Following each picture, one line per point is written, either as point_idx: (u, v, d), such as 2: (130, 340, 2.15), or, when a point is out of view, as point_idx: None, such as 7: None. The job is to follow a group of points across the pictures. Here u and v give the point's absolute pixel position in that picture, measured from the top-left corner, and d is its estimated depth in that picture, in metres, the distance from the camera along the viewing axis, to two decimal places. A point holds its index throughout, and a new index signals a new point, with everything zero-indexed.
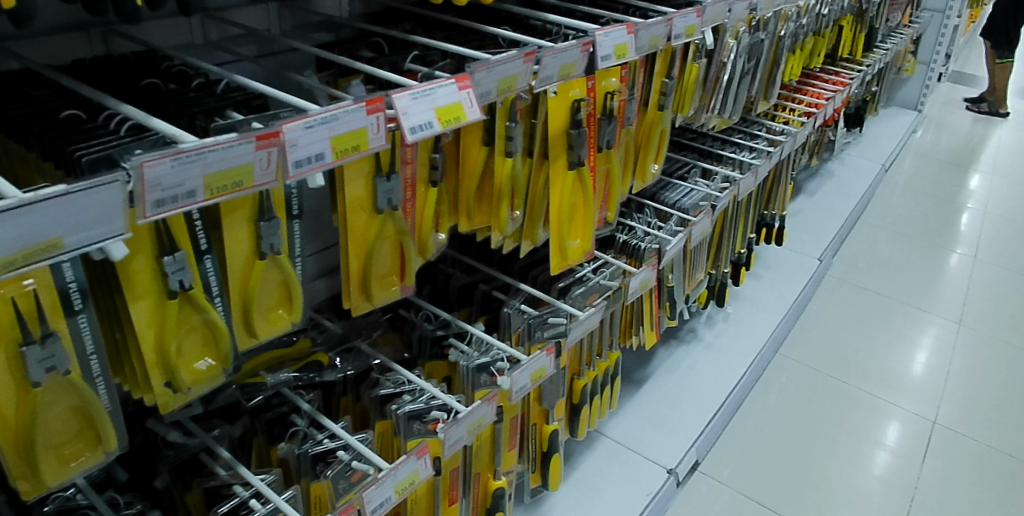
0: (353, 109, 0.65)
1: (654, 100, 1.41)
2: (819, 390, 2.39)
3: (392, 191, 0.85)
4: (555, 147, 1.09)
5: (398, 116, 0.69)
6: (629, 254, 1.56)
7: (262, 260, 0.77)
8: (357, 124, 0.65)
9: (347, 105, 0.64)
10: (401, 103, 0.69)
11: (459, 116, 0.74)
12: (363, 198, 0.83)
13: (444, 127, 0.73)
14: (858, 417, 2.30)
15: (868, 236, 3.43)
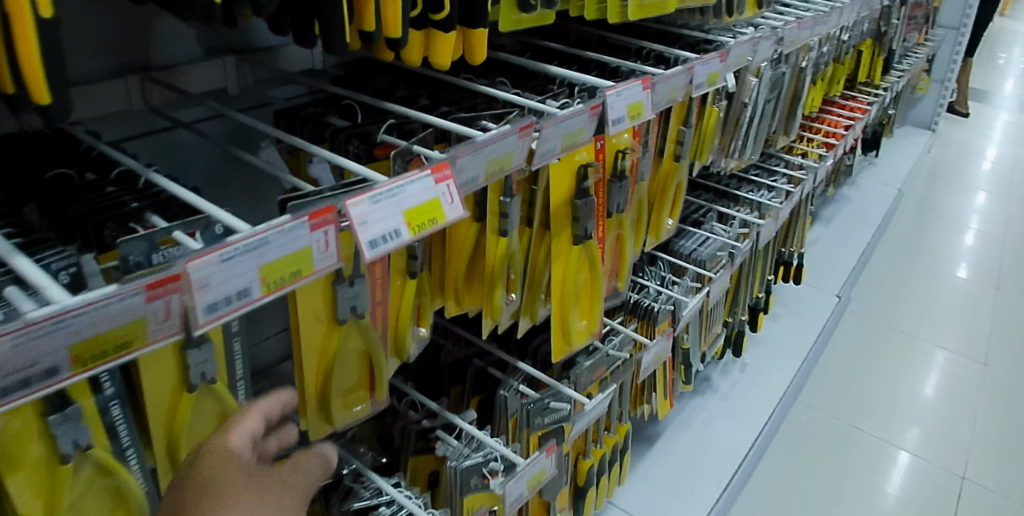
0: (292, 227, 0.49)
1: (670, 150, 1.26)
2: (836, 440, 2.22)
3: (358, 295, 0.70)
4: (557, 219, 0.93)
5: (353, 227, 0.53)
6: (642, 316, 1.39)
7: (191, 393, 0.63)
8: (296, 245, 0.50)
9: (283, 223, 0.49)
10: (359, 211, 0.53)
11: (436, 217, 0.59)
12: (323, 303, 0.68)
13: (416, 234, 0.57)
14: (883, 472, 2.12)
15: (887, 263, 3.22)
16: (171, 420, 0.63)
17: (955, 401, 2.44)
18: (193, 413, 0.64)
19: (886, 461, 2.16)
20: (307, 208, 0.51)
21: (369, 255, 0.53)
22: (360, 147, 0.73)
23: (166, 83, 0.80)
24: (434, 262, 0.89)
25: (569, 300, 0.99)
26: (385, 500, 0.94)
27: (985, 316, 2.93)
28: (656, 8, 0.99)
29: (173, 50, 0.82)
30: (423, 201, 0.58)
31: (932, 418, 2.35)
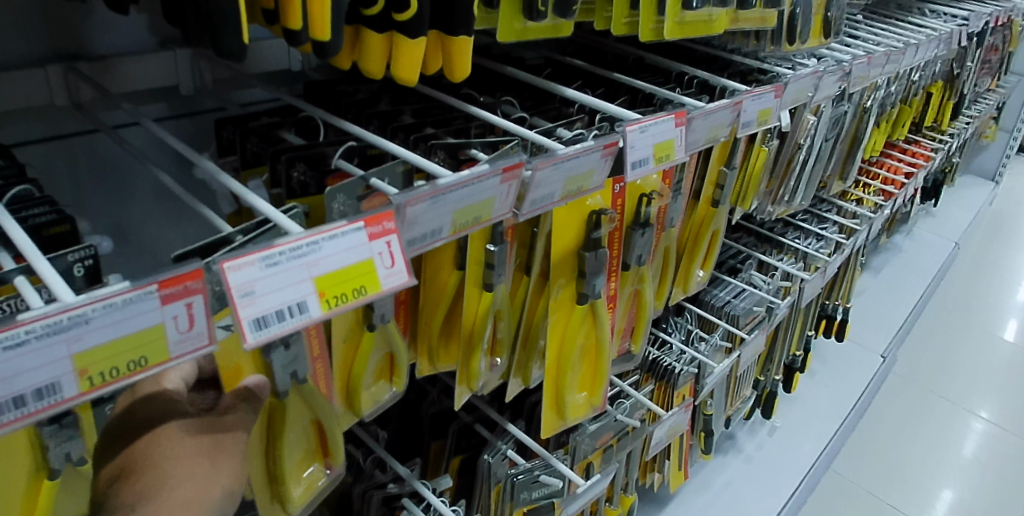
0: (135, 299, 0.34)
1: (708, 194, 1.09)
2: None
3: (300, 361, 0.56)
4: (559, 272, 0.77)
5: (231, 302, 0.37)
6: (660, 376, 1.21)
7: (52, 479, 0.48)
8: (138, 325, 0.35)
9: (113, 296, 0.34)
10: (242, 277, 0.37)
11: (366, 285, 0.43)
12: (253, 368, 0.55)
13: (329, 311, 0.40)
14: None
15: (941, 321, 2.93)
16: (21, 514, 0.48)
17: (1009, 486, 2.17)
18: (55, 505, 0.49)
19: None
20: (163, 271, 0.36)
21: (249, 343, 0.37)
22: (307, 174, 0.59)
23: (96, 80, 0.68)
24: (410, 310, 0.74)
25: (566, 370, 0.82)
26: None
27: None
28: (701, 25, 0.83)
29: (113, 39, 0.72)
30: (350, 263, 0.42)
31: (981, 502, 2.10)
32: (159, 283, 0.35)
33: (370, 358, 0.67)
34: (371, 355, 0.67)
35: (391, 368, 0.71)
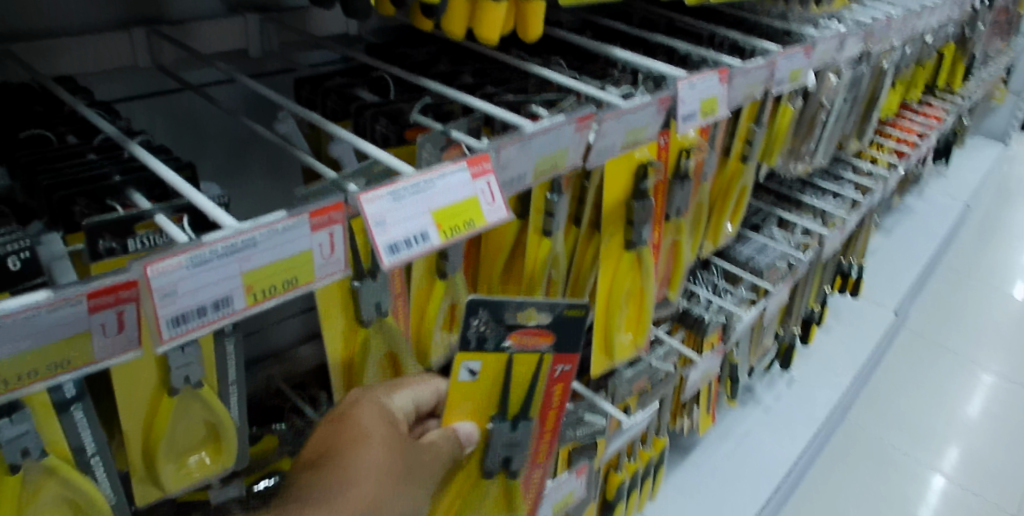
0: (289, 226, 0.40)
1: (738, 149, 1.14)
2: (882, 465, 2.06)
3: (382, 292, 0.60)
4: (610, 222, 0.83)
5: (366, 229, 0.42)
6: (690, 326, 1.27)
7: (173, 396, 0.55)
8: (291, 249, 0.40)
9: (275, 222, 0.39)
10: (374, 208, 0.43)
11: (472, 219, 0.48)
12: (339, 305, 0.60)
13: (446, 239, 0.46)
14: (928, 500, 1.98)
15: (950, 280, 2.98)
16: (148, 424, 0.56)
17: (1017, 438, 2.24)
18: (174, 418, 0.56)
19: (924, 486, 2.01)
20: (311, 204, 0.41)
21: (387, 264, 0.42)
22: (388, 127, 0.63)
23: (178, 40, 0.72)
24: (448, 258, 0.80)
25: (613, 313, 0.88)
26: None
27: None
28: None
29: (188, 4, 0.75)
30: (457, 200, 0.48)
31: (989, 452, 2.17)
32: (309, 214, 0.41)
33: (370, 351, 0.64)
34: (439, 306, 0.69)
35: (452, 316, 0.72)
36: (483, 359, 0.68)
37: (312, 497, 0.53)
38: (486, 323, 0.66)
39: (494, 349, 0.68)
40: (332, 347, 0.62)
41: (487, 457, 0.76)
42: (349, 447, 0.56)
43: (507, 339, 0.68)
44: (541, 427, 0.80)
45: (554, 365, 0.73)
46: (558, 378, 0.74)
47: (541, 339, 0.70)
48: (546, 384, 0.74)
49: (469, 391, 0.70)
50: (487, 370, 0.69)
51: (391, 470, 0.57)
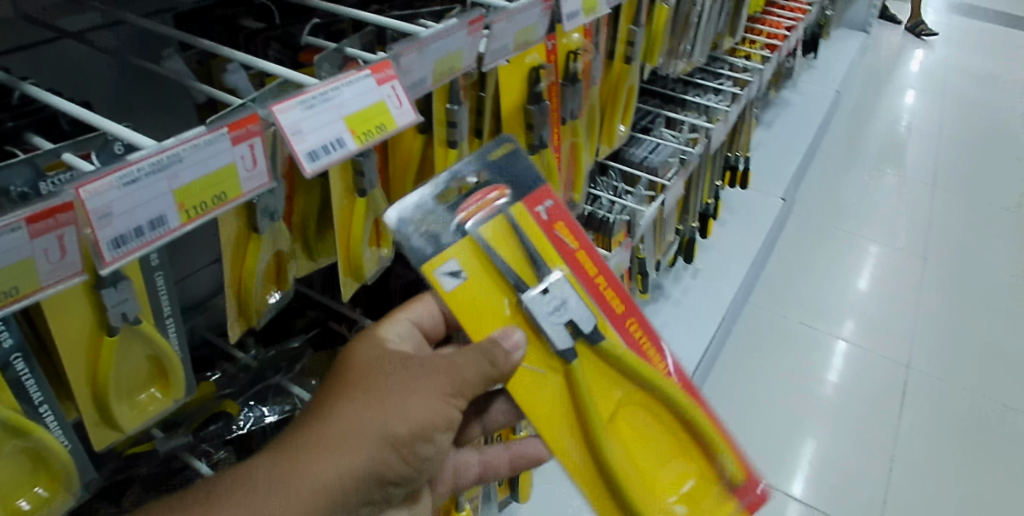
0: (212, 140, 0.42)
1: (621, 52, 1.19)
2: (783, 337, 2.25)
3: (276, 202, 0.65)
4: (510, 128, 0.86)
5: (285, 138, 0.45)
6: (596, 227, 1.38)
7: (113, 336, 0.57)
8: (219, 162, 0.43)
9: (197, 137, 0.41)
10: (289, 119, 0.45)
11: (383, 122, 0.51)
12: (235, 218, 0.63)
13: (362, 144, 0.49)
14: (826, 360, 2.18)
15: (829, 163, 3.20)
16: (93, 368, 0.57)
17: (897, 294, 2.47)
18: (117, 357, 0.58)
19: (825, 352, 2.21)
20: (226, 118, 0.43)
21: (310, 170, 0.45)
22: (282, 52, 0.66)
23: None
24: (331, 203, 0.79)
25: None
26: None
27: (930, 209, 2.93)
28: None
29: None
30: (366, 106, 0.50)
31: (875, 311, 2.39)
32: (227, 128, 0.43)
33: (259, 261, 0.66)
34: (364, 223, 0.74)
35: (377, 235, 0.78)
36: (455, 250, 0.66)
37: (305, 430, 0.57)
38: (427, 220, 0.66)
39: (457, 237, 0.66)
40: (226, 249, 0.63)
41: (549, 336, 0.66)
42: (340, 385, 0.60)
43: (460, 217, 0.67)
44: (595, 289, 0.72)
45: (530, 210, 0.70)
46: (549, 218, 0.71)
47: (496, 193, 0.69)
48: (543, 232, 0.70)
49: (471, 297, 0.66)
50: (468, 263, 0.66)
51: (394, 393, 0.59)
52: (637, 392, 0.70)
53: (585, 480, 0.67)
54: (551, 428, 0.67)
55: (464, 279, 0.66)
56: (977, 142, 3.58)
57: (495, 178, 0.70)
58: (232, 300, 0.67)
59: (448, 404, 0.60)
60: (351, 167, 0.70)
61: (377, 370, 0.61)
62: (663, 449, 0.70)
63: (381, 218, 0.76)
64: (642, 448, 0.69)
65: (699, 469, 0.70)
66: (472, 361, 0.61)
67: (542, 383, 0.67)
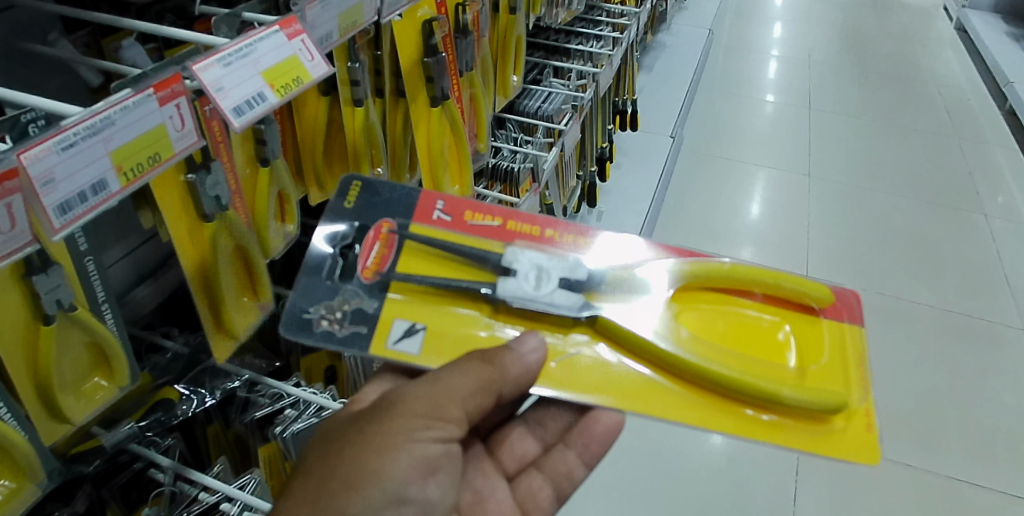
0: (138, 101, 0.45)
1: (505, 2, 1.23)
2: None
3: (218, 183, 0.63)
4: (411, 83, 0.88)
5: (208, 93, 0.48)
6: (501, 179, 1.41)
7: (50, 325, 0.55)
8: (149, 122, 0.46)
9: (124, 100, 0.44)
10: (210, 75, 0.48)
11: (299, 75, 0.55)
12: (175, 201, 0.60)
13: (282, 96, 0.53)
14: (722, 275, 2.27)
15: (710, 98, 3.34)
16: (33, 361, 0.56)
17: (791, 208, 2.57)
18: (57, 348, 0.57)
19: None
20: (150, 81, 0.47)
21: (239, 124, 0.49)
22: (177, 22, 0.68)
23: None
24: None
25: (439, 169, 0.94)
26: (286, 403, 0.88)
27: (808, 129, 3.12)
28: None
29: None
30: (281, 60, 0.55)
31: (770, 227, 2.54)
32: (152, 90, 0.47)
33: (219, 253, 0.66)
34: (269, 194, 0.72)
35: (283, 210, 0.77)
36: (390, 314, 0.66)
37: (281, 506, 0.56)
38: (339, 301, 0.67)
39: (381, 303, 0.67)
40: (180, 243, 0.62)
41: (557, 305, 0.66)
42: (312, 454, 0.60)
43: (361, 279, 0.68)
44: (539, 237, 0.71)
45: (425, 225, 0.71)
46: (453, 218, 0.72)
47: (382, 236, 0.69)
48: (458, 233, 0.71)
49: (440, 340, 0.66)
50: (409, 312, 0.67)
51: (362, 453, 0.57)
52: (685, 305, 0.69)
53: (720, 411, 0.63)
54: (647, 399, 0.63)
55: (421, 331, 0.66)
56: (841, 64, 3.82)
57: (371, 219, 0.71)
58: (201, 305, 0.66)
59: (430, 436, 0.59)
60: (253, 135, 0.69)
61: (343, 431, 0.60)
62: (753, 333, 0.68)
63: (286, 190, 0.75)
64: (740, 346, 0.67)
65: (789, 320, 0.69)
66: (457, 377, 0.60)
67: (574, 363, 0.66)
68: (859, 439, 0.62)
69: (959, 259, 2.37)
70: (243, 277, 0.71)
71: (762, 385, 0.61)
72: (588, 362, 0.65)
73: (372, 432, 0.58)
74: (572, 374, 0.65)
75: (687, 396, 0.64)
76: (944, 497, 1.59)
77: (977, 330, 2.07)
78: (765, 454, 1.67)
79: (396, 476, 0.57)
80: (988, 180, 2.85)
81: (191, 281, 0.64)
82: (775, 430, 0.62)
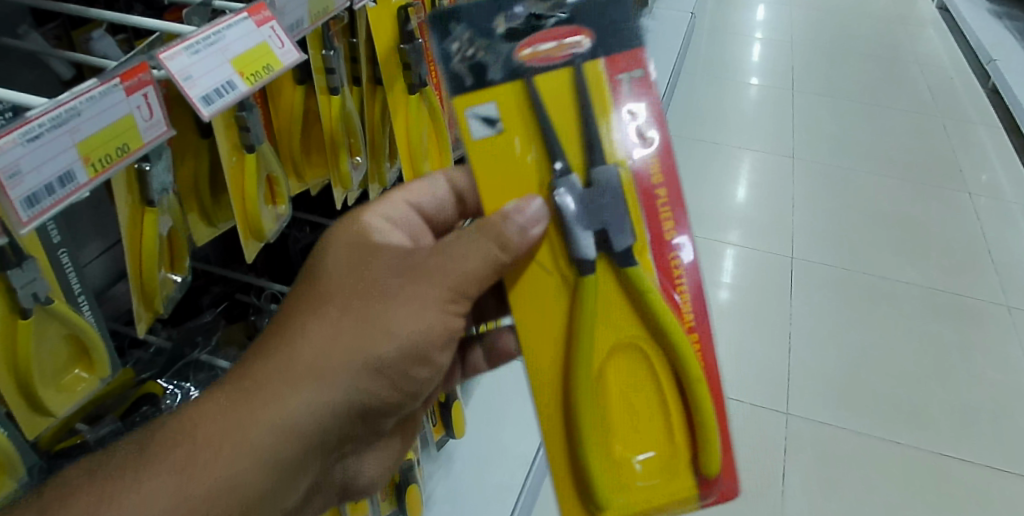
0: (104, 92, 0.46)
1: None
2: None
3: (165, 172, 0.64)
4: (388, 70, 0.88)
5: (176, 83, 0.49)
6: None
7: (27, 319, 0.55)
8: (115, 112, 0.46)
9: (90, 90, 0.44)
10: (178, 64, 0.49)
11: (269, 63, 0.56)
12: (125, 187, 0.61)
13: (251, 84, 0.54)
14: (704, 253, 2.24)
15: (693, 82, 3.33)
16: (12, 355, 0.55)
17: (777, 191, 2.57)
18: (36, 342, 0.56)
19: (716, 257, 2.23)
20: (116, 70, 0.47)
21: (208, 112, 0.50)
22: (146, 12, 0.68)
23: None
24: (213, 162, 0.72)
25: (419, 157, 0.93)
26: None
27: (792, 111, 3.12)
28: None
29: None
30: (249, 48, 0.55)
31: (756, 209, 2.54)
32: (119, 79, 0.47)
33: (159, 240, 0.65)
34: (258, 181, 0.72)
35: (273, 192, 0.77)
36: (498, 93, 0.61)
37: (304, 329, 0.58)
38: (478, 44, 0.62)
39: (501, 79, 0.61)
40: (123, 229, 0.62)
41: (573, 237, 0.61)
42: (332, 281, 0.60)
43: (516, 51, 0.62)
44: (648, 193, 0.63)
45: (607, 77, 0.62)
46: (626, 96, 0.62)
47: (570, 39, 0.62)
48: (610, 110, 0.62)
49: (498, 147, 0.61)
50: (507, 103, 0.61)
51: (368, 329, 0.58)
52: (646, 357, 0.64)
53: (544, 417, 0.63)
54: (539, 354, 0.62)
55: (497, 128, 0.61)
56: (823, 46, 3.81)
57: (575, 27, 0.62)
58: (137, 296, 0.65)
59: (445, 312, 0.59)
60: (235, 122, 0.69)
61: (354, 292, 0.58)
62: (652, 425, 0.64)
63: (275, 173, 0.74)
64: (628, 420, 0.64)
65: (676, 454, 0.64)
66: (478, 249, 0.57)
67: (547, 284, 0.62)
68: None
69: (943, 237, 2.39)
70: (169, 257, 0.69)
71: (586, 458, 0.62)
72: (537, 305, 0.62)
73: (398, 289, 0.58)
74: (529, 294, 0.62)
75: (547, 409, 0.63)
76: (931, 472, 1.62)
77: (963, 308, 2.09)
78: (753, 435, 1.69)
79: (402, 349, 0.58)
80: (972, 159, 2.87)
81: (129, 268, 0.63)
82: (563, 486, 0.63)
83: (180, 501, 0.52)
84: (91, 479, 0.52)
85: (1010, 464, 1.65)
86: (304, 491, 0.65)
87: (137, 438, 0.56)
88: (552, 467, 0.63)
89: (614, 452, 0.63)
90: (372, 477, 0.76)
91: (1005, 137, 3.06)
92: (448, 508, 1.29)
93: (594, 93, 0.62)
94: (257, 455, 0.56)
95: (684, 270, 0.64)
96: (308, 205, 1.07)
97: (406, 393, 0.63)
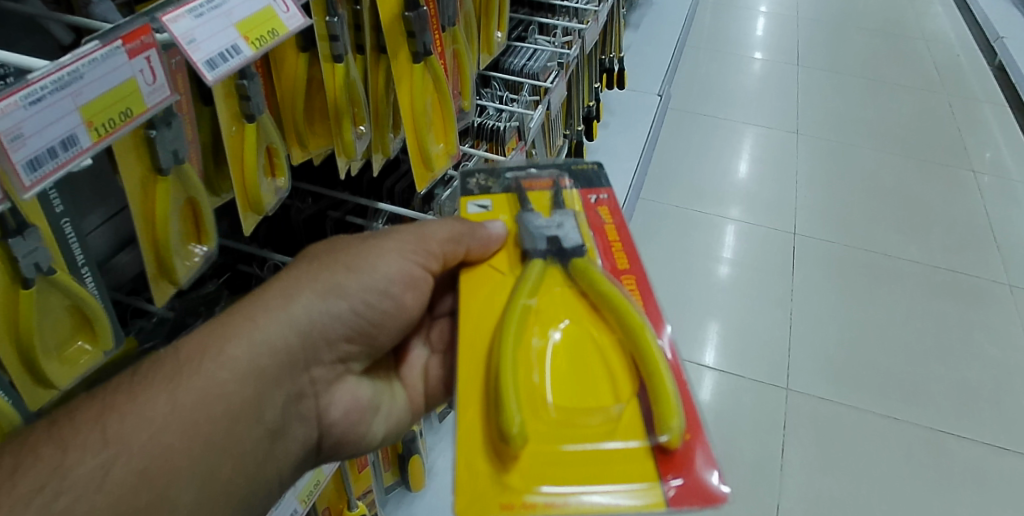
0: (108, 55, 0.45)
1: None
2: (666, 222, 2.25)
3: (177, 138, 0.61)
4: (392, 37, 0.86)
5: (178, 45, 0.48)
6: (487, 138, 1.35)
7: (30, 289, 0.54)
8: (119, 77, 0.46)
9: (92, 52, 0.44)
10: (181, 27, 0.48)
11: (274, 27, 0.55)
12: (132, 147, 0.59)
13: (257, 49, 0.53)
14: (702, 233, 2.22)
15: (693, 56, 3.26)
16: (14, 325, 0.55)
17: (778, 168, 2.55)
18: (38, 313, 0.56)
19: (716, 233, 2.22)
20: (118, 33, 0.46)
21: (212, 77, 0.49)
22: None
23: None
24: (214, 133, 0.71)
25: (423, 128, 0.92)
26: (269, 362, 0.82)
27: (794, 88, 3.07)
28: None
29: None
30: (254, 12, 0.55)
31: (758, 186, 2.45)
32: (121, 42, 0.46)
33: (171, 209, 0.63)
34: (258, 151, 0.71)
35: (274, 163, 0.76)
36: (495, 200, 0.75)
37: (285, 270, 0.66)
38: (489, 180, 0.77)
39: (501, 189, 0.76)
40: (133, 203, 0.60)
41: (527, 232, 0.67)
42: (318, 247, 0.70)
43: (522, 182, 0.75)
44: (606, 243, 0.70)
45: (590, 196, 0.74)
46: (596, 205, 0.73)
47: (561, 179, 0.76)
48: (582, 209, 0.73)
49: (483, 219, 0.74)
50: (500, 204, 0.75)
51: (334, 266, 0.67)
52: (587, 331, 0.61)
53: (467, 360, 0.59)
54: (478, 316, 0.62)
55: (486, 212, 0.74)
56: (826, 21, 3.75)
57: (575, 173, 0.77)
58: (147, 251, 0.64)
59: (407, 259, 0.69)
60: (236, 91, 0.68)
61: (333, 251, 0.68)
62: (595, 395, 0.56)
63: (274, 145, 0.73)
64: (564, 377, 0.57)
65: (624, 416, 0.55)
66: (439, 223, 0.69)
67: (501, 280, 0.66)
68: (476, 481, 0.53)
69: (946, 214, 2.38)
70: (190, 225, 0.68)
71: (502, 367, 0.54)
72: (484, 290, 0.65)
73: (369, 251, 0.69)
74: (480, 284, 0.66)
75: (473, 358, 0.59)
76: (929, 448, 1.63)
77: (963, 285, 2.09)
78: (752, 411, 1.70)
79: (363, 285, 0.67)
80: (976, 136, 2.85)
81: (137, 231, 0.62)
82: (474, 438, 0.54)
83: (174, 404, 0.54)
84: (92, 398, 0.53)
85: (1008, 442, 1.66)
86: (283, 414, 0.63)
87: (127, 372, 0.56)
88: (465, 410, 0.56)
89: (542, 397, 0.55)
90: (369, 423, 0.75)
91: (1009, 115, 3.03)
92: (449, 479, 1.30)
93: (578, 196, 0.74)
94: (235, 369, 0.58)
95: (640, 289, 0.66)
96: (308, 176, 1.06)
97: (376, 326, 0.69)
